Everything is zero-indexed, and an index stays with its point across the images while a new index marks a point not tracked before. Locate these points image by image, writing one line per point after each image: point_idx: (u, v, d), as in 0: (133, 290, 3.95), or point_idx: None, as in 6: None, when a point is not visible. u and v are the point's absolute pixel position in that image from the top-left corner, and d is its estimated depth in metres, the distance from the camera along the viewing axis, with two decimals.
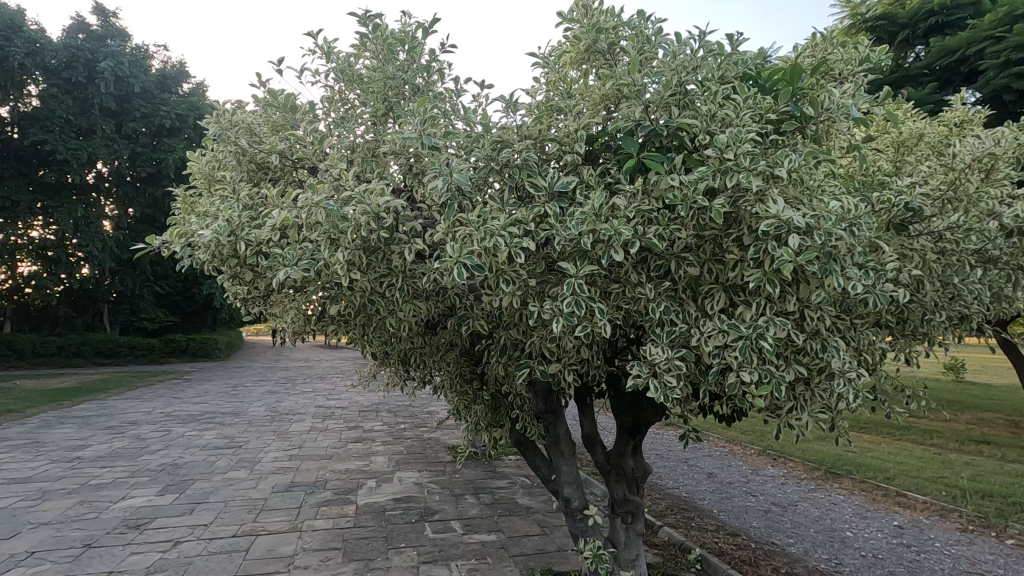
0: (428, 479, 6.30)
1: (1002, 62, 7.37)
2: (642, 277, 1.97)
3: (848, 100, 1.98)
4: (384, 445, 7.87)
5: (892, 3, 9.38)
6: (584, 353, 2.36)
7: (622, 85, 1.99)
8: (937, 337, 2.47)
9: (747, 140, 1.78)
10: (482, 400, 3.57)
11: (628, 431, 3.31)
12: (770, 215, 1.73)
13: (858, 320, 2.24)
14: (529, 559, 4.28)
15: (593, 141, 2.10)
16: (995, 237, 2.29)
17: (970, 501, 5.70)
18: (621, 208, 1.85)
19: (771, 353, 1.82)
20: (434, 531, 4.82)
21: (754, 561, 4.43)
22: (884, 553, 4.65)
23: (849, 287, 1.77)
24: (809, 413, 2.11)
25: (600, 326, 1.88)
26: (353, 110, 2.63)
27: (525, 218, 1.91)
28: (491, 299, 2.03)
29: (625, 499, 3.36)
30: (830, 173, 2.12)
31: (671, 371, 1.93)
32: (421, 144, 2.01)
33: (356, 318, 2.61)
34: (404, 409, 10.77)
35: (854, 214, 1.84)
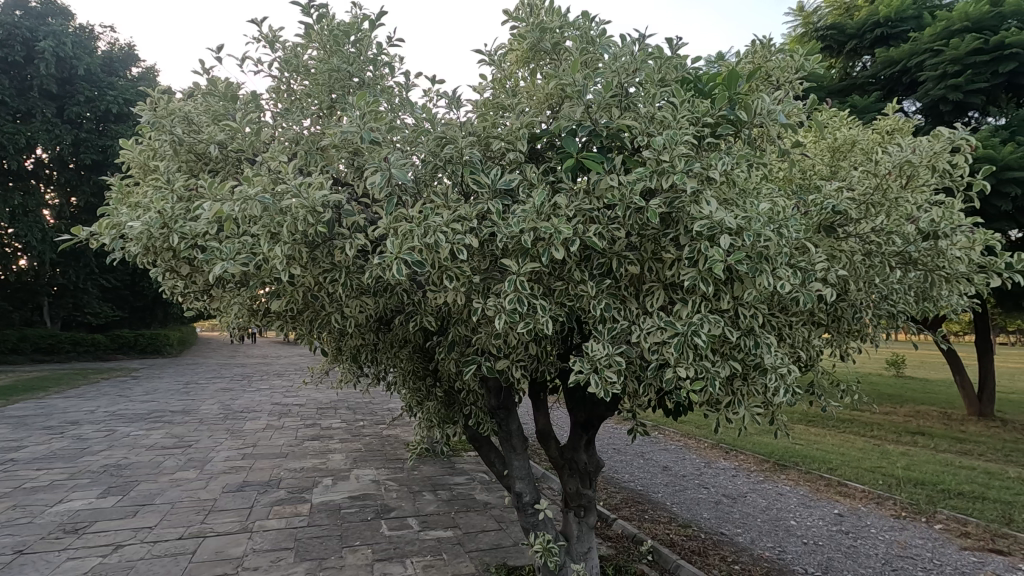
0: (386, 476, 6.26)
1: (939, 74, 7.87)
2: (584, 275, 2.00)
3: (778, 105, 2.04)
4: (342, 444, 7.73)
5: (842, 15, 9.92)
6: (533, 350, 2.38)
7: (562, 84, 2.01)
8: (869, 335, 2.59)
9: (682, 142, 1.83)
10: (434, 396, 3.55)
11: (582, 426, 3.36)
12: (703, 216, 1.79)
13: (794, 318, 2.33)
14: (485, 554, 4.31)
15: (536, 140, 2.11)
16: (916, 240, 2.43)
17: (904, 489, 6.05)
18: (562, 207, 1.88)
19: (705, 350, 1.89)
20: (390, 528, 4.79)
21: (703, 551, 4.57)
22: (824, 540, 4.89)
23: (779, 286, 1.85)
24: (746, 407, 2.19)
25: (542, 323, 1.90)
26: (300, 101, 2.57)
27: (468, 215, 1.90)
28: (435, 296, 2.03)
29: (578, 493, 3.41)
30: (763, 175, 2.18)
31: (612, 367, 1.97)
32: (361, 139, 1.98)
33: (303, 313, 2.55)
34: (364, 406, 10.65)
35: (782, 215, 1.93)
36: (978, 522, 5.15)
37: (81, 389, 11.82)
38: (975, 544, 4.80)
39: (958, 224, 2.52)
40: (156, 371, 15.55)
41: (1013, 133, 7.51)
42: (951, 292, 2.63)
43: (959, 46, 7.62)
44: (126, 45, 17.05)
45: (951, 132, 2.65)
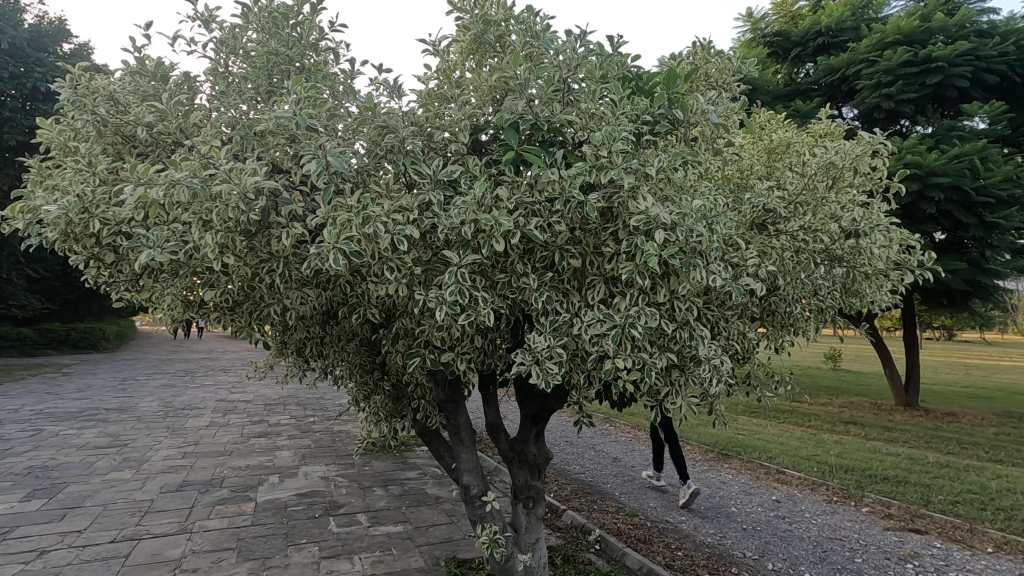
0: (335, 473, 6.15)
1: (874, 83, 8.39)
2: (526, 268, 2.01)
3: (712, 106, 2.11)
4: (291, 440, 7.54)
5: (788, 23, 10.44)
6: (479, 342, 2.38)
7: (504, 77, 2.01)
8: (800, 329, 2.73)
9: (620, 139, 1.87)
10: (381, 390, 3.49)
11: (532, 419, 3.39)
12: (639, 211, 1.84)
13: (730, 312, 2.42)
14: (434, 548, 4.31)
15: (478, 132, 2.10)
16: (840, 239, 2.57)
17: (835, 475, 6.41)
18: (504, 199, 1.89)
19: (641, 341, 1.95)
20: (339, 524, 4.72)
21: (649, 539, 4.71)
22: (762, 525, 5.12)
23: (711, 281, 1.92)
24: (683, 397, 2.26)
25: (483, 314, 1.90)
26: (237, 85, 2.48)
27: (410, 206, 1.88)
28: (377, 287, 2.01)
29: (527, 484, 3.45)
30: (700, 173, 2.25)
31: (553, 359, 2.00)
32: (295, 125, 1.91)
33: (241, 304, 2.46)
34: (314, 402, 10.40)
35: (715, 212, 2.00)
36: (899, 504, 5.52)
37: (5, 387, 11.04)
38: (898, 524, 5.15)
39: (878, 224, 2.70)
40: (91, 367, 14.71)
41: (938, 141, 8.04)
42: (875, 289, 2.80)
43: (892, 58, 8.13)
44: (56, 19, 15.95)
45: (871, 137, 2.81)
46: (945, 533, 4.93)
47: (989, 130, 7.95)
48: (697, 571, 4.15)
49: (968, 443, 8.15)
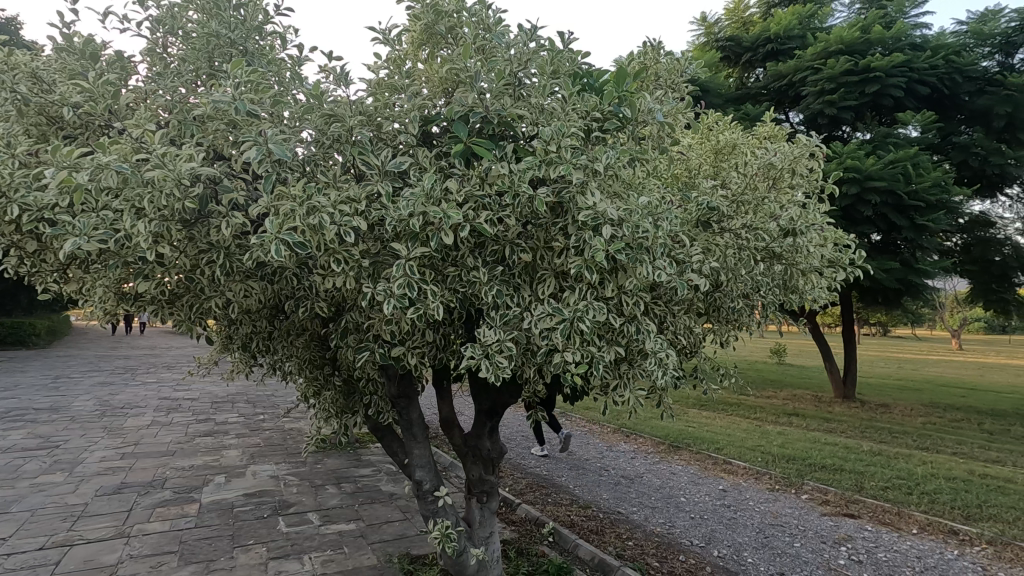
0: (286, 472, 5.99)
1: (818, 90, 8.79)
2: (476, 261, 2.01)
3: (657, 105, 2.15)
4: (238, 439, 7.29)
5: (739, 29, 10.80)
6: (431, 337, 2.37)
7: (454, 69, 1.99)
8: (744, 323, 2.84)
9: (569, 135, 1.89)
10: (332, 386, 3.43)
11: (486, 413, 3.39)
12: (587, 207, 1.86)
13: (677, 307, 2.49)
14: (387, 545, 4.26)
15: (428, 123, 2.08)
16: (779, 237, 2.68)
17: (777, 464, 6.71)
18: (453, 191, 1.88)
19: (589, 335, 1.97)
20: (288, 524, 4.60)
21: (601, 530, 4.80)
22: (709, 513, 5.30)
23: (656, 276, 1.97)
24: (631, 390, 2.31)
25: (432, 308, 1.89)
26: (176, 67, 2.36)
27: (357, 197, 1.84)
28: (324, 280, 1.97)
29: (481, 479, 3.46)
30: (648, 170, 2.29)
31: (502, 352, 2.00)
32: (235, 109, 1.84)
33: (181, 295, 2.36)
34: (265, 399, 10.10)
35: (660, 209, 2.05)
36: (836, 490, 5.83)
37: None
38: (834, 509, 5.43)
39: (814, 224, 2.83)
40: (20, 365, 13.79)
41: (875, 147, 8.46)
42: (813, 286, 2.94)
43: (834, 67, 8.55)
44: None
45: (809, 141, 2.93)
46: (876, 517, 5.24)
47: (921, 138, 8.44)
48: (647, 560, 4.26)
49: (898, 432, 8.68)
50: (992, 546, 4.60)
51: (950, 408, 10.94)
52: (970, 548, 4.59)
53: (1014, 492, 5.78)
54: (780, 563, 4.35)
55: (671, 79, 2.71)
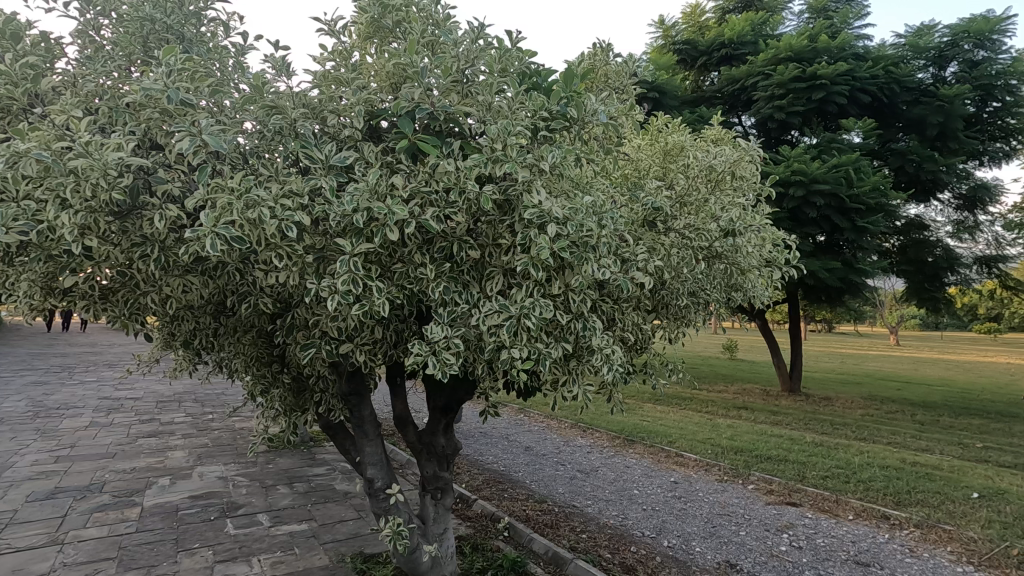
0: (235, 472, 5.81)
1: (769, 95, 9.13)
2: (424, 258, 2.00)
3: (602, 106, 2.19)
4: (184, 440, 7.02)
5: (696, 33, 11.10)
6: (380, 333, 2.34)
7: (400, 64, 1.97)
8: (691, 319, 2.93)
9: (515, 133, 1.91)
10: (281, 385, 3.34)
11: (441, 410, 3.39)
12: (533, 205, 1.88)
13: (626, 304, 2.56)
14: (340, 545, 4.20)
15: (375, 118, 2.05)
16: (721, 237, 2.78)
17: (726, 456, 6.96)
18: (400, 187, 1.86)
19: (536, 331, 2.00)
20: (237, 526, 4.47)
21: (556, 523, 4.87)
22: (660, 505, 5.44)
23: (601, 273, 2.01)
24: (580, 385, 2.36)
25: (377, 304, 1.87)
26: (110, 51, 2.25)
27: (300, 191, 1.81)
28: (266, 276, 1.92)
29: (435, 476, 3.45)
30: (596, 170, 2.33)
31: (450, 349, 2.01)
32: (167, 98, 1.78)
33: (114, 290, 2.26)
34: (214, 398, 9.75)
35: (604, 208, 2.10)
36: (780, 480, 6.09)
37: None
38: (778, 498, 5.68)
39: (754, 225, 2.95)
40: None
41: (820, 151, 8.83)
42: (755, 284, 3.06)
43: (784, 73, 8.89)
44: None
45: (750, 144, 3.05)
46: (816, 504, 5.51)
47: (862, 144, 8.88)
48: (600, 552, 4.35)
49: (839, 423, 9.13)
50: (919, 528, 4.91)
51: (886, 401, 11.58)
52: (899, 532, 4.88)
53: (940, 478, 6.18)
54: (725, 551, 4.52)
55: (619, 81, 2.77)
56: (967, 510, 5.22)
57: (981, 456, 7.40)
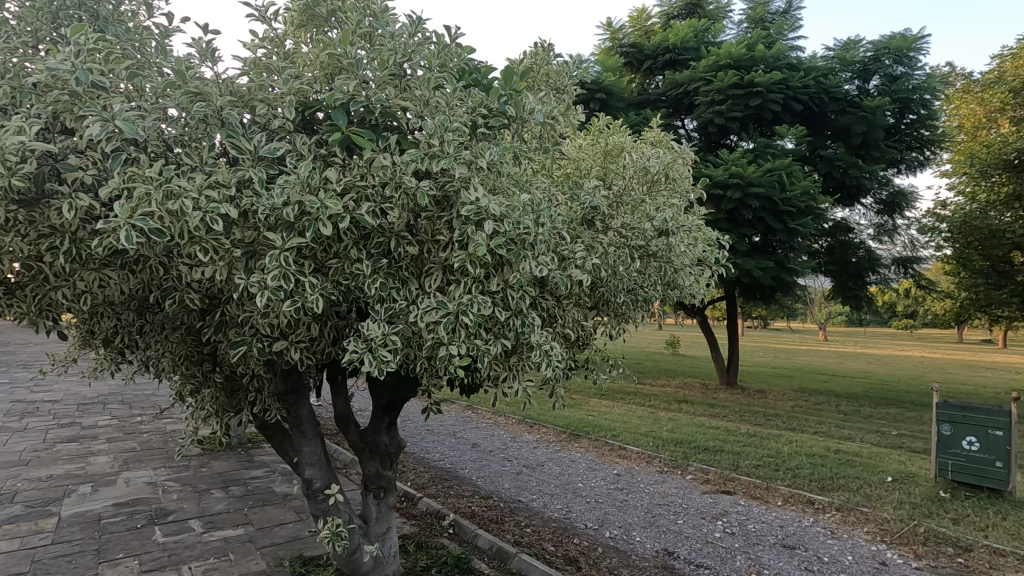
0: (165, 477, 5.53)
1: (710, 100, 9.49)
2: (360, 254, 1.96)
3: (539, 105, 2.22)
4: (108, 444, 6.60)
5: (641, 36, 11.39)
6: (315, 330, 2.28)
7: (334, 54, 1.93)
8: (630, 315, 3.01)
9: (452, 129, 1.90)
10: (212, 384, 3.18)
11: (384, 408, 3.34)
12: (471, 202, 1.88)
13: (565, 300, 2.61)
14: (278, 549, 4.07)
15: (308, 110, 1.99)
16: (655, 237, 2.87)
17: (666, 448, 7.21)
18: (333, 181, 1.82)
19: (474, 328, 2.00)
20: (166, 533, 4.26)
21: (501, 519, 4.90)
22: (602, 497, 5.58)
23: (537, 270, 2.03)
24: (520, 381, 2.38)
25: (311, 300, 1.82)
26: (13, 27, 2.08)
27: (227, 182, 1.74)
28: (190, 271, 1.84)
29: (378, 475, 3.39)
30: (535, 168, 2.36)
31: (387, 346, 1.98)
32: (76, 79, 1.66)
33: (20, 285, 2.10)
34: (143, 399, 9.21)
35: (542, 206, 2.12)
36: (716, 470, 6.37)
37: None
38: (713, 487, 5.93)
39: (688, 225, 3.07)
40: None
41: (756, 155, 9.26)
42: (689, 281, 3.18)
43: (723, 80, 9.26)
44: None
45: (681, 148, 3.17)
46: (748, 492, 5.80)
47: (794, 150, 9.36)
48: (543, 546, 4.42)
49: (771, 414, 9.63)
50: (840, 511, 5.25)
51: (814, 393, 12.30)
52: (823, 515, 5.21)
53: (860, 464, 6.64)
54: (663, 539, 4.68)
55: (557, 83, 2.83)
56: (882, 493, 5.63)
57: (895, 443, 8.00)
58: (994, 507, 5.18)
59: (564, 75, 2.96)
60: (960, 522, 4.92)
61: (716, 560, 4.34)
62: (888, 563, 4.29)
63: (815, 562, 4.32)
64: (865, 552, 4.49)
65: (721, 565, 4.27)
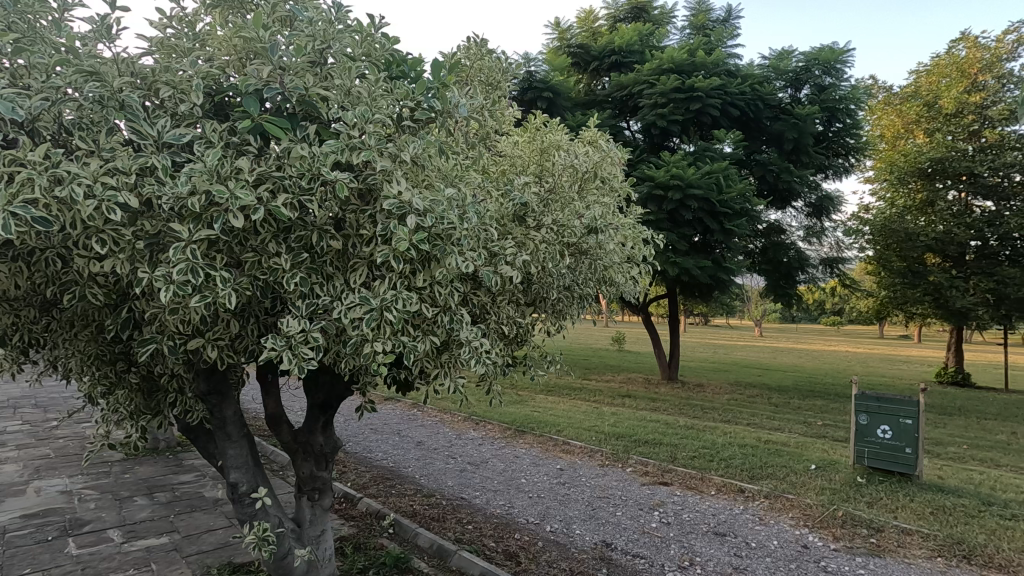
0: (82, 485, 5.17)
1: (653, 103, 9.77)
2: (279, 247, 1.89)
3: (464, 100, 2.21)
4: (17, 451, 6.10)
5: (589, 38, 11.59)
6: (235, 327, 2.17)
7: (247, 38, 1.86)
8: (566, 312, 3.06)
9: (374, 121, 1.88)
10: (127, 385, 2.96)
11: (319, 407, 3.22)
12: (392, 195, 1.86)
13: (499, 297, 2.61)
14: (206, 556, 3.88)
15: (220, 95, 1.92)
16: (585, 234, 2.93)
17: (608, 441, 7.36)
18: (246, 170, 1.75)
19: (398, 325, 1.95)
20: (81, 544, 3.98)
21: (441, 517, 4.86)
22: (545, 492, 5.65)
23: (463, 264, 2.02)
24: (451, 377, 2.35)
25: (222, 295, 1.73)
26: None
27: (127, 169, 1.64)
28: (86, 263, 1.72)
29: (312, 476, 3.27)
30: (463, 165, 2.35)
31: (307, 343, 1.91)
32: None
33: None
34: (59, 403, 8.56)
35: (468, 201, 2.11)
36: (655, 462, 6.55)
37: None
38: (651, 479, 6.11)
39: (618, 224, 3.15)
40: None
41: (696, 158, 9.59)
42: (622, 278, 3.25)
43: (666, 84, 9.55)
44: None
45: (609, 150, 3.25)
46: (684, 483, 6.00)
47: (732, 153, 9.75)
48: (484, 542, 4.41)
49: (708, 407, 10.02)
50: (768, 499, 5.51)
51: (748, 386, 12.91)
52: (752, 503, 5.45)
53: (787, 453, 7.00)
54: (602, 531, 4.77)
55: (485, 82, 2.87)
56: (805, 480, 5.95)
57: (819, 432, 8.49)
58: (903, 490, 5.59)
59: (498, 71, 2.96)
60: (873, 504, 5.28)
61: (651, 549, 4.47)
62: (809, 546, 4.55)
63: (742, 548, 4.52)
64: (789, 536, 4.73)
65: (656, 555, 4.39)
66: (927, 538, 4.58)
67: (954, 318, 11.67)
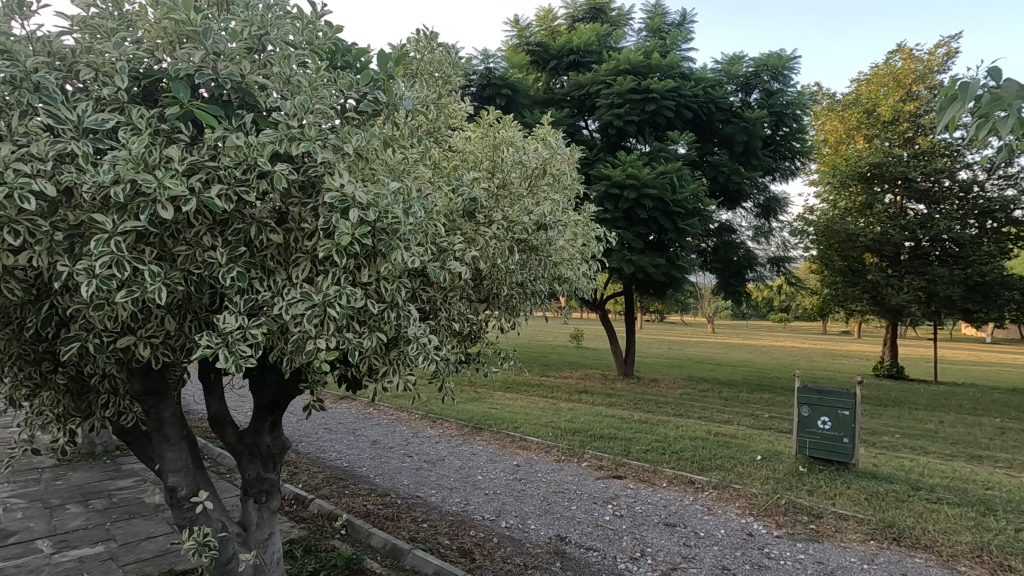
0: (7, 493, 4.84)
1: (610, 103, 9.91)
2: (214, 241, 1.82)
3: (410, 92, 2.18)
4: None
5: (547, 37, 11.64)
6: (170, 325, 2.07)
7: (177, 20, 1.78)
8: (518, 308, 3.06)
9: (314, 111, 1.83)
10: (53, 386, 2.79)
11: (266, 408, 3.11)
12: (335, 188, 1.81)
13: (449, 293, 2.58)
14: (144, 565, 3.70)
15: (148, 79, 1.83)
16: (535, 231, 2.94)
17: (563, 437, 7.43)
18: (176, 159, 1.67)
19: (342, 321, 1.90)
20: (4, 557, 3.73)
21: (395, 516, 4.80)
22: (500, 488, 5.66)
23: (408, 259, 1.98)
24: (400, 375, 2.31)
25: (151, 291, 1.64)
26: None
27: (44, 155, 1.54)
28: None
29: (257, 478, 3.15)
30: (410, 160, 2.32)
31: (246, 340, 1.83)
32: None
33: None
34: None
35: (413, 194, 2.09)
36: (609, 456, 6.66)
37: None
38: (605, 473, 6.21)
39: (569, 221, 3.18)
40: None
41: (651, 158, 9.78)
42: (574, 274, 3.28)
43: (622, 85, 9.70)
44: None
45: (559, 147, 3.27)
46: (637, 476, 6.13)
47: (685, 154, 10.00)
48: (438, 540, 4.38)
49: (662, 402, 10.26)
50: (716, 489, 5.69)
51: (700, 381, 13.29)
52: (701, 494, 5.62)
53: (735, 445, 7.25)
54: (556, 526, 4.82)
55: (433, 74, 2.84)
56: (752, 470, 6.18)
57: (765, 425, 8.83)
58: (841, 478, 5.88)
59: (448, 64, 2.94)
60: (814, 492, 5.53)
61: (603, 542, 4.55)
62: (754, 534, 4.72)
63: (691, 537, 4.66)
64: (735, 525, 4.90)
65: (608, 547, 4.47)
66: (862, 522, 4.84)
67: (890, 315, 12.34)
